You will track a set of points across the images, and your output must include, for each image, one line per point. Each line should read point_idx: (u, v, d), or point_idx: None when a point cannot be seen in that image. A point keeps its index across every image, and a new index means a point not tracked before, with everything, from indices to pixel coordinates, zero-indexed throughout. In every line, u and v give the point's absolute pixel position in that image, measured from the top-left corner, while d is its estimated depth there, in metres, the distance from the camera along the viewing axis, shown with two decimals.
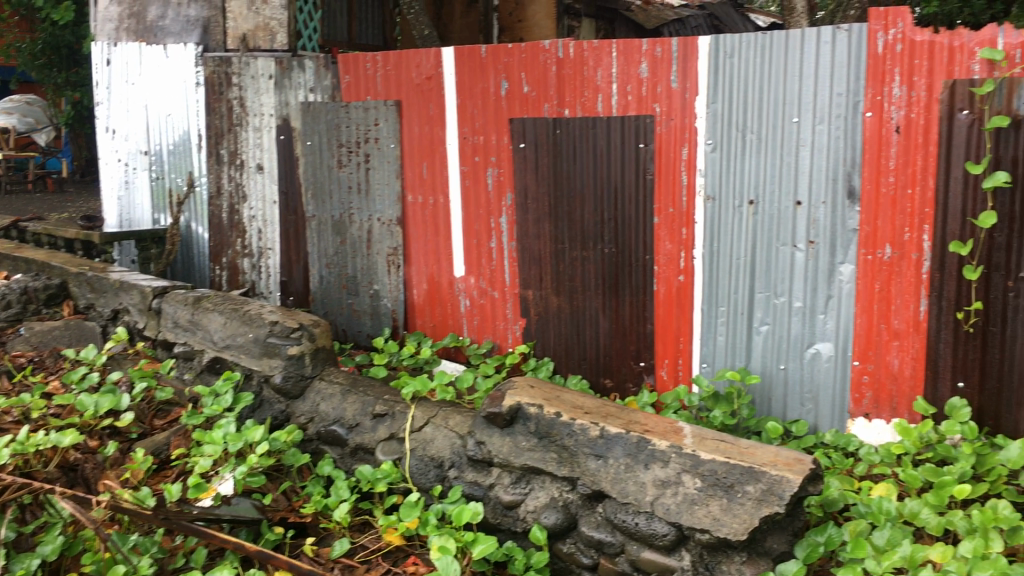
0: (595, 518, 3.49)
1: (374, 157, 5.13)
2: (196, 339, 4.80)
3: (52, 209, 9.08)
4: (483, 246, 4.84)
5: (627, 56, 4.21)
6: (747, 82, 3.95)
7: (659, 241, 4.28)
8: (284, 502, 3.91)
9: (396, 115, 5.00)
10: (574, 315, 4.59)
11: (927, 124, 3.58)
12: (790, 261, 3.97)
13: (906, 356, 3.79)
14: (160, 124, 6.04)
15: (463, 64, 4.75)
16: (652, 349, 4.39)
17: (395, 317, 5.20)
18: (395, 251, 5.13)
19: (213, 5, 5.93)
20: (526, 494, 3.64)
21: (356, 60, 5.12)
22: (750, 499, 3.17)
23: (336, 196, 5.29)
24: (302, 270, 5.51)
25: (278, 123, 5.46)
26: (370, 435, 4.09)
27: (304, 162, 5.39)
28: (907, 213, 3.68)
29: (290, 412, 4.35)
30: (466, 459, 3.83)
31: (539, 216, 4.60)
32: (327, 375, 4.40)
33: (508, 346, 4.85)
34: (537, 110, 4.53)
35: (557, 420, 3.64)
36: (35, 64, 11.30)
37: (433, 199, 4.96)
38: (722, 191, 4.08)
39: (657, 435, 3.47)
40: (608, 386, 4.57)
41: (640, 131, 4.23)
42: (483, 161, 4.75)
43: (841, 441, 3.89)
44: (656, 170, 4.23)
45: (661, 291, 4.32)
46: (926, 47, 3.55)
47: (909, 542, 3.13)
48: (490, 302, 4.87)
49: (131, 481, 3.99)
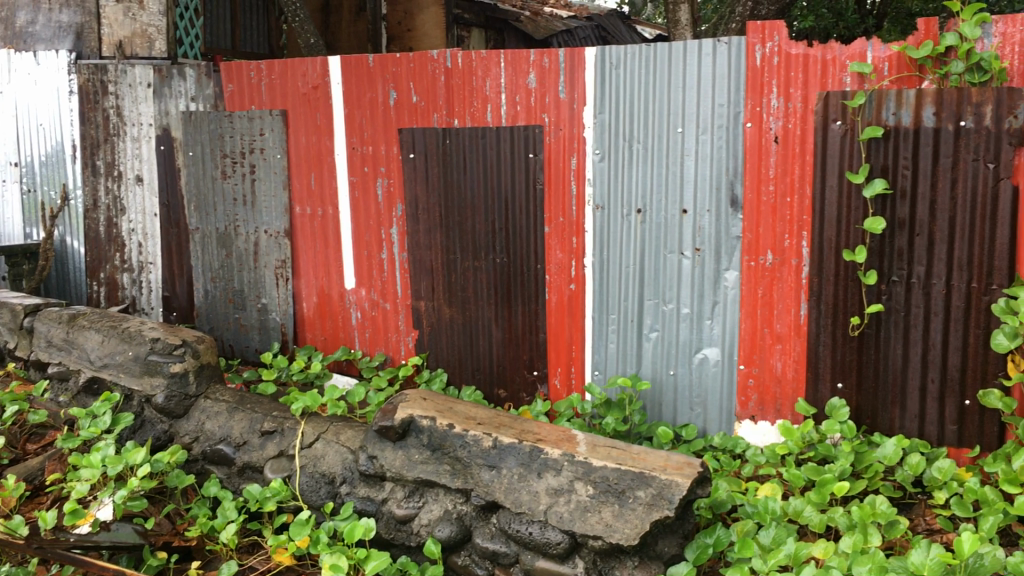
0: (490, 529, 3.47)
1: (260, 168, 5.00)
2: (71, 359, 4.58)
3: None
4: (374, 257, 4.77)
5: (515, 66, 4.24)
6: (633, 92, 4.02)
7: (550, 250, 4.31)
8: (166, 525, 3.75)
9: (282, 125, 4.89)
10: (467, 326, 4.57)
11: (803, 134, 3.71)
12: (677, 268, 4.04)
13: (788, 359, 3.91)
14: (31, 134, 5.75)
15: (350, 74, 4.68)
16: (545, 358, 4.41)
17: (284, 331, 5.08)
18: (283, 263, 5.02)
19: (87, 10, 5.69)
20: (420, 508, 3.60)
21: (239, 69, 4.99)
22: (641, 503, 3.22)
23: (220, 208, 5.15)
24: (186, 285, 5.34)
25: (158, 133, 5.28)
26: (258, 453, 3.97)
27: (186, 173, 5.23)
28: (786, 221, 3.80)
29: (174, 433, 4.20)
30: (358, 474, 3.75)
31: (430, 226, 4.56)
32: (213, 393, 4.25)
33: (401, 358, 4.80)
34: (426, 120, 4.51)
35: (450, 431, 3.62)
36: None
37: (322, 211, 4.88)
38: (611, 200, 4.14)
39: (550, 443, 3.50)
40: (502, 396, 4.56)
41: (529, 141, 4.26)
42: (372, 172, 4.70)
43: (728, 443, 3.99)
44: (546, 180, 4.25)
45: (553, 300, 4.35)
46: (801, 60, 3.68)
47: (793, 540, 3.21)
48: (382, 314, 4.81)
49: (2, 509, 3.77)
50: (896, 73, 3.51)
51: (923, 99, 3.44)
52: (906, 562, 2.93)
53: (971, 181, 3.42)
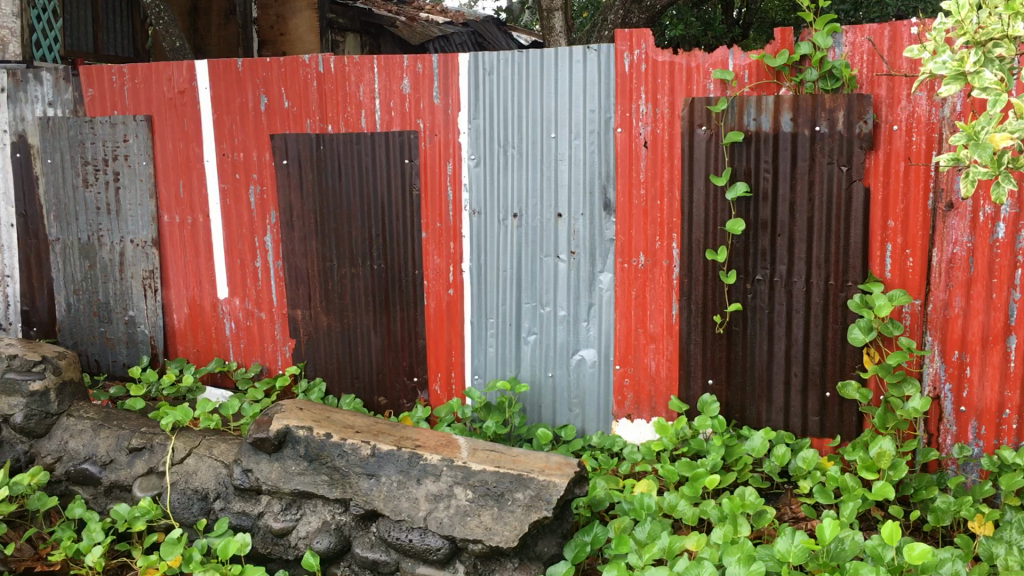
0: (369, 538, 3.45)
1: (124, 175, 4.80)
2: None
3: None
4: (247, 266, 4.66)
5: (388, 71, 4.21)
6: (506, 98, 4.05)
7: (427, 256, 4.31)
8: (28, 551, 3.61)
9: (147, 131, 4.71)
10: (345, 334, 4.52)
11: (671, 139, 3.82)
12: (554, 271, 4.10)
13: (662, 358, 4.02)
14: None
15: (218, 79, 4.54)
16: (424, 364, 4.40)
17: (153, 344, 4.89)
18: (151, 273, 4.83)
19: None
20: (298, 520, 3.54)
21: (100, 72, 4.76)
22: (520, 505, 3.26)
23: (82, 217, 4.93)
24: (46, 299, 5.08)
25: (13, 139, 4.99)
26: (126, 471, 3.82)
27: (44, 181, 4.97)
28: (657, 223, 3.90)
29: (35, 453, 3.97)
30: (232, 488, 3.67)
31: (306, 233, 4.48)
32: (76, 411, 4.06)
33: (278, 368, 4.69)
34: (298, 126, 4.43)
35: (327, 441, 3.57)
36: None
37: (191, 219, 4.73)
38: (487, 205, 4.16)
39: (429, 449, 3.51)
40: (382, 404, 4.52)
41: (404, 147, 4.24)
42: (244, 178, 4.57)
43: (606, 443, 4.06)
44: (422, 186, 4.25)
45: (431, 305, 4.35)
46: (667, 66, 3.78)
47: (667, 534, 3.28)
48: (257, 324, 4.69)
49: None
50: (756, 80, 3.66)
51: (781, 105, 3.59)
52: (773, 549, 3.03)
53: (827, 182, 3.58)
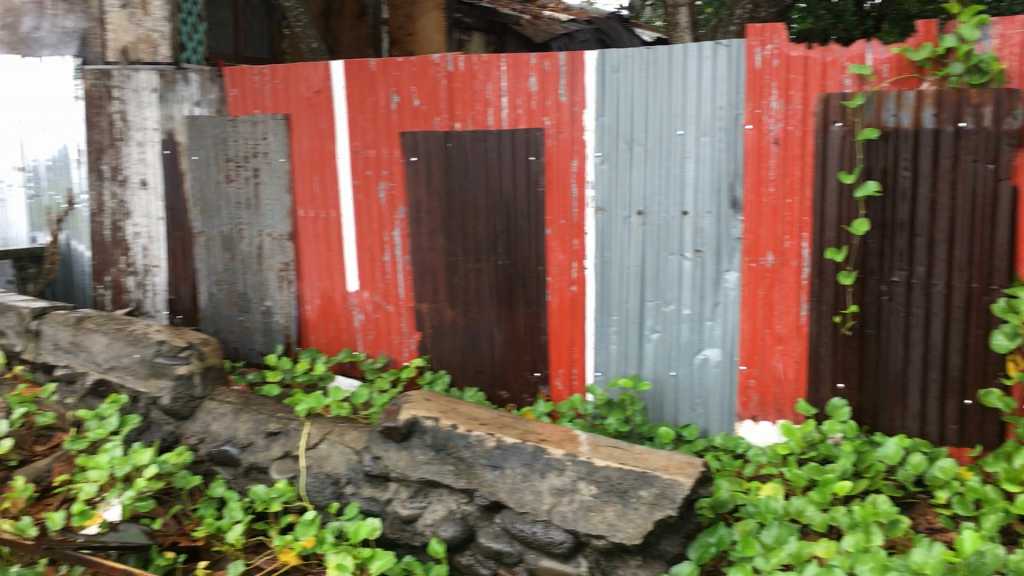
0: (493, 529, 3.54)
1: (264, 172, 4.97)
2: (78, 361, 4.46)
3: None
4: (376, 260, 4.77)
5: (516, 70, 4.27)
6: (633, 95, 4.05)
7: (551, 252, 4.34)
8: (174, 526, 3.76)
9: (285, 129, 4.88)
10: (469, 328, 4.60)
11: (803, 136, 3.75)
12: (678, 270, 4.08)
13: (789, 360, 3.94)
14: (38, 138, 5.44)
15: (353, 77, 4.68)
16: (546, 359, 4.44)
17: (288, 333, 5.07)
18: (286, 266, 5.00)
19: (91, 15, 5.26)
20: (424, 507, 3.65)
21: (243, 73, 4.98)
22: (644, 503, 3.27)
23: (224, 211, 5.10)
24: (190, 289, 5.28)
25: (163, 137, 5.19)
26: (264, 453, 3.99)
27: (190, 177, 5.16)
28: (787, 222, 3.84)
29: (180, 434, 4.18)
30: (362, 474, 3.80)
31: (433, 229, 4.58)
32: (218, 394, 4.26)
33: (403, 359, 4.80)
34: (427, 124, 4.52)
35: (454, 431, 3.63)
36: None
37: (325, 214, 4.87)
38: (612, 202, 4.17)
39: (553, 444, 3.51)
40: (504, 397, 4.58)
41: (530, 144, 4.29)
42: (375, 175, 4.70)
43: (730, 444, 4.02)
44: (547, 182, 4.28)
45: (554, 302, 4.37)
46: (801, 62, 3.71)
47: (795, 539, 3.25)
48: (384, 316, 4.81)
49: (10, 511, 3.62)
50: (896, 75, 3.56)
51: (923, 100, 3.48)
52: (908, 560, 2.97)
53: (970, 181, 3.45)
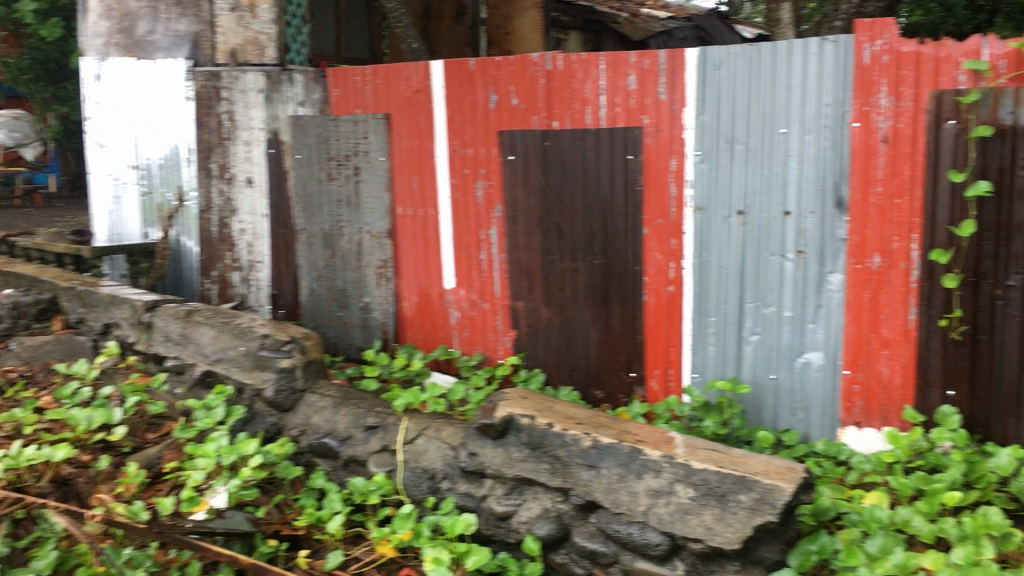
0: (588, 528, 3.53)
1: (364, 170, 5.07)
2: (187, 353, 4.63)
3: (46, 214, 8.80)
4: (473, 258, 4.81)
5: (615, 68, 4.24)
6: (735, 92, 3.98)
7: (648, 252, 4.30)
8: (276, 514, 3.86)
9: (385, 128, 4.96)
10: (564, 327, 4.59)
11: (914, 134, 3.63)
12: (780, 271, 3.99)
13: (896, 365, 3.82)
14: (151, 138, 5.70)
15: (452, 77, 4.73)
16: (642, 360, 4.41)
17: (385, 329, 5.15)
18: (385, 263, 5.09)
19: (202, 18, 5.48)
20: (519, 505, 3.66)
21: (345, 73, 5.08)
22: (743, 508, 3.21)
23: (325, 209, 5.21)
24: (292, 284, 5.41)
25: (268, 137, 5.33)
26: (362, 447, 4.07)
27: (293, 175, 5.29)
28: (895, 223, 3.72)
29: (282, 426, 4.30)
30: (458, 470, 3.83)
31: (529, 228, 4.59)
32: (319, 388, 4.37)
33: (498, 357, 4.83)
34: (525, 123, 4.54)
35: (549, 430, 3.62)
36: (21, 80, 10.41)
37: (423, 212, 4.93)
38: (712, 202, 4.11)
39: (649, 445, 3.48)
40: (599, 397, 4.56)
41: (628, 143, 4.26)
42: (472, 173, 4.73)
43: (832, 450, 3.91)
44: (645, 181, 4.25)
45: (651, 302, 4.33)
46: (912, 57, 3.59)
47: (902, 550, 3.15)
48: (480, 314, 4.84)
49: (124, 495, 3.76)
50: (1014, 70, 3.41)
51: None
52: None
53: None
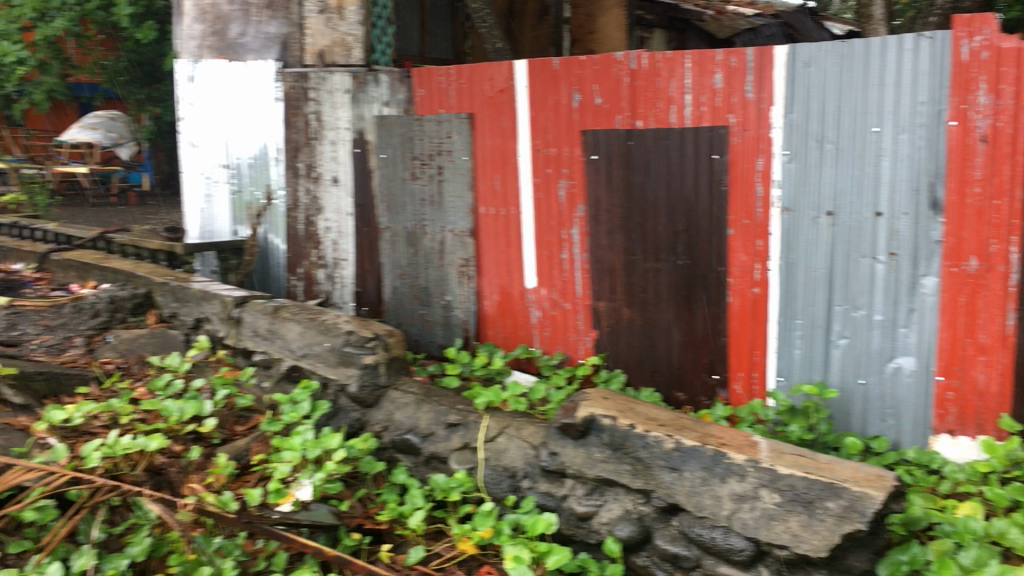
0: (670, 531, 3.50)
1: (447, 169, 5.11)
2: (274, 348, 4.73)
3: (142, 212, 9.13)
4: (554, 258, 4.81)
5: (701, 66, 4.19)
6: (825, 90, 3.89)
7: (733, 253, 4.23)
8: (359, 508, 3.93)
9: (469, 128, 5.00)
10: (647, 327, 4.56)
11: (1015, 133, 3.48)
12: (870, 273, 3.89)
13: (992, 372, 3.68)
14: (241, 138, 5.84)
15: (536, 76, 4.73)
16: (726, 362, 4.34)
17: (466, 328, 5.20)
18: (467, 262, 5.13)
19: (292, 21, 5.59)
20: (600, 506, 3.65)
21: (430, 74, 5.11)
22: (831, 515, 3.13)
23: (409, 208, 5.27)
24: (376, 282, 5.49)
25: (354, 136, 5.40)
26: (444, 444, 4.10)
27: (378, 174, 5.35)
28: (994, 225, 3.58)
29: (366, 421, 4.37)
30: (539, 469, 3.84)
31: (612, 227, 4.57)
32: (402, 385, 4.41)
33: (579, 357, 4.82)
34: (609, 122, 4.52)
35: (631, 431, 3.60)
36: (118, 80, 10.84)
37: (505, 211, 4.94)
38: (800, 202, 4.03)
39: (733, 449, 3.43)
40: (681, 399, 4.52)
41: (714, 142, 4.20)
42: (555, 173, 4.73)
43: (923, 459, 3.79)
44: (730, 181, 4.19)
45: (735, 304, 4.27)
46: (1014, 53, 3.44)
47: (998, 563, 3.03)
48: (561, 314, 4.84)
49: (213, 486, 3.89)
50: None
51: None
52: None
53: None
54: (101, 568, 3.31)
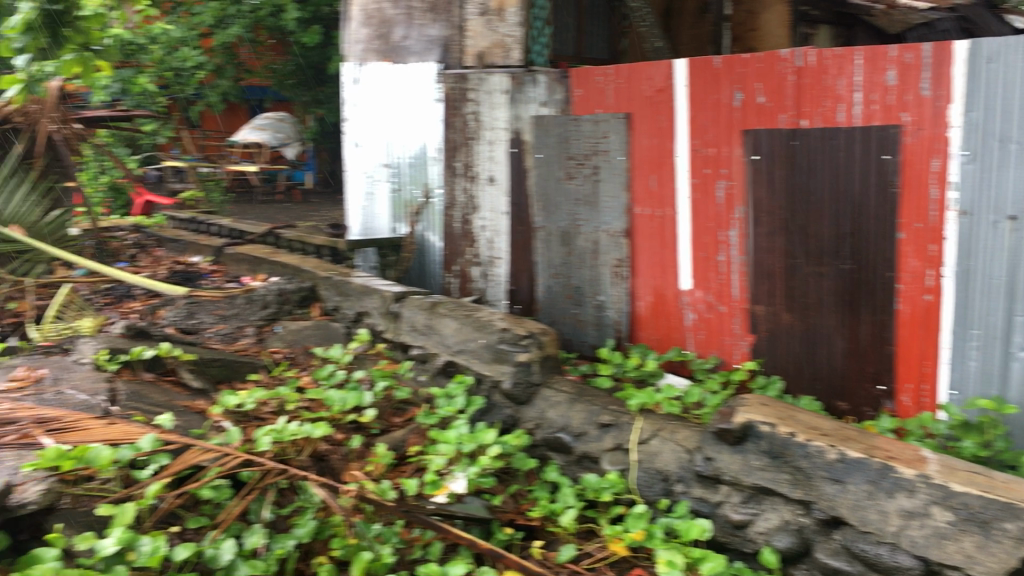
0: (832, 545, 3.37)
1: (603, 169, 5.11)
2: (430, 343, 4.85)
3: (306, 209, 9.52)
4: (711, 260, 4.72)
5: (873, 63, 4.03)
6: (1011, 86, 3.66)
7: (904, 258, 4.04)
8: (511, 504, 3.99)
9: (626, 128, 4.97)
10: (807, 333, 4.41)
11: None
12: None
13: None
14: (402, 138, 6.03)
15: (696, 75, 4.66)
16: (893, 372, 4.15)
17: (619, 329, 5.18)
18: (621, 262, 5.11)
19: (453, 24, 5.70)
20: (757, 515, 3.55)
21: (588, 74, 5.11)
22: (1010, 537, 2.97)
23: (564, 207, 5.29)
24: (529, 281, 5.53)
25: (511, 136, 5.47)
26: (596, 444, 4.09)
27: (534, 174, 5.40)
28: None
29: (518, 418, 4.41)
30: (693, 474, 3.77)
31: (772, 230, 4.45)
32: (554, 383, 4.43)
33: (735, 362, 4.71)
34: (772, 121, 4.40)
35: (791, 440, 3.48)
36: (287, 84, 11.34)
37: (661, 211, 4.89)
38: (979, 205, 3.80)
39: (902, 462, 3.27)
40: (843, 408, 4.35)
41: (884, 142, 4.03)
42: (713, 173, 4.65)
43: None
44: (902, 183, 4.00)
45: (904, 311, 4.08)
46: None
47: None
48: (717, 317, 4.75)
49: (373, 474, 4.02)
50: None
51: None
52: None
53: None
54: (270, 546, 3.45)
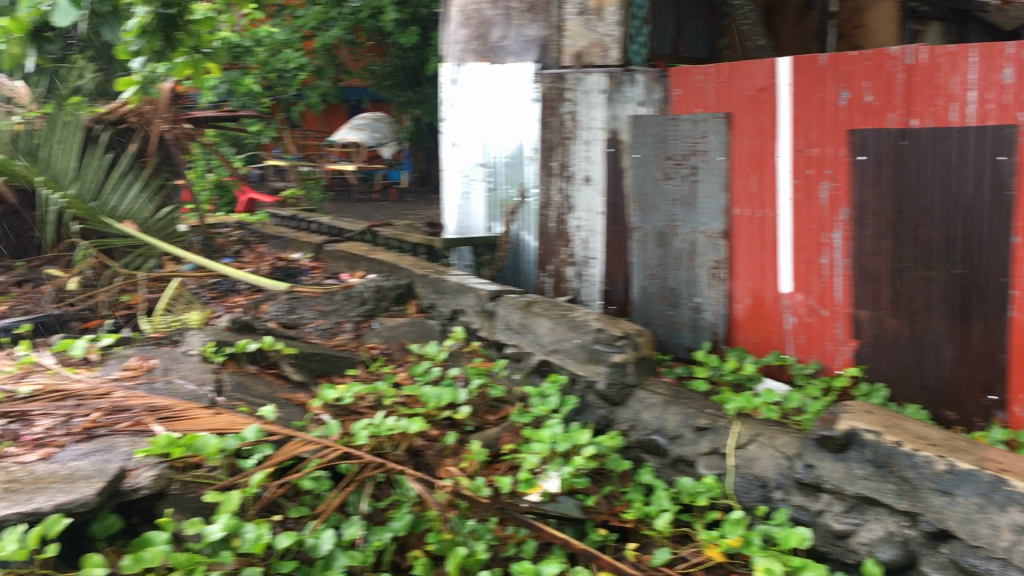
0: (939, 559, 3.24)
1: (702, 169, 5.04)
2: (525, 342, 4.87)
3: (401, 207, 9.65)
4: (813, 262, 4.62)
5: (989, 60, 3.88)
6: None
7: (1019, 263, 3.87)
8: (605, 505, 3.96)
9: (725, 127, 4.90)
10: (914, 340, 4.27)
11: None
12: None
13: None
14: (498, 138, 6.07)
15: (801, 73, 4.57)
16: (1006, 382, 3.98)
17: (715, 331, 5.10)
18: (718, 264, 5.04)
19: (551, 23, 5.68)
20: (859, 525, 3.45)
21: (688, 73, 5.07)
22: None
23: (661, 208, 5.24)
24: (624, 281, 5.50)
25: (608, 136, 5.44)
26: (692, 447, 4.04)
27: (630, 174, 5.37)
28: None
29: (612, 419, 4.40)
30: (793, 481, 3.69)
31: (879, 232, 4.33)
32: (650, 385, 4.39)
33: (837, 367, 4.60)
34: (880, 121, 4.28)
35: (897, 449, 3.39)
36: (385, 84, 11.50)
37: (761, 212, 4.80)
38: None
39: (1017, 476, 3.12)
40: (951, 418, 4.19)
41: (1000, 142, 3.86)
42: (817, 174, 4.54)
43: None
44: (1018, 185, 3.82)
45: (1019, 319, 3.90)
46: None
47: None
48: (818, 321, 4.64)
49: (467, 470, 4.05)
50: None
51: None
52: None
53: None
54: (368, 538, 3.51)
